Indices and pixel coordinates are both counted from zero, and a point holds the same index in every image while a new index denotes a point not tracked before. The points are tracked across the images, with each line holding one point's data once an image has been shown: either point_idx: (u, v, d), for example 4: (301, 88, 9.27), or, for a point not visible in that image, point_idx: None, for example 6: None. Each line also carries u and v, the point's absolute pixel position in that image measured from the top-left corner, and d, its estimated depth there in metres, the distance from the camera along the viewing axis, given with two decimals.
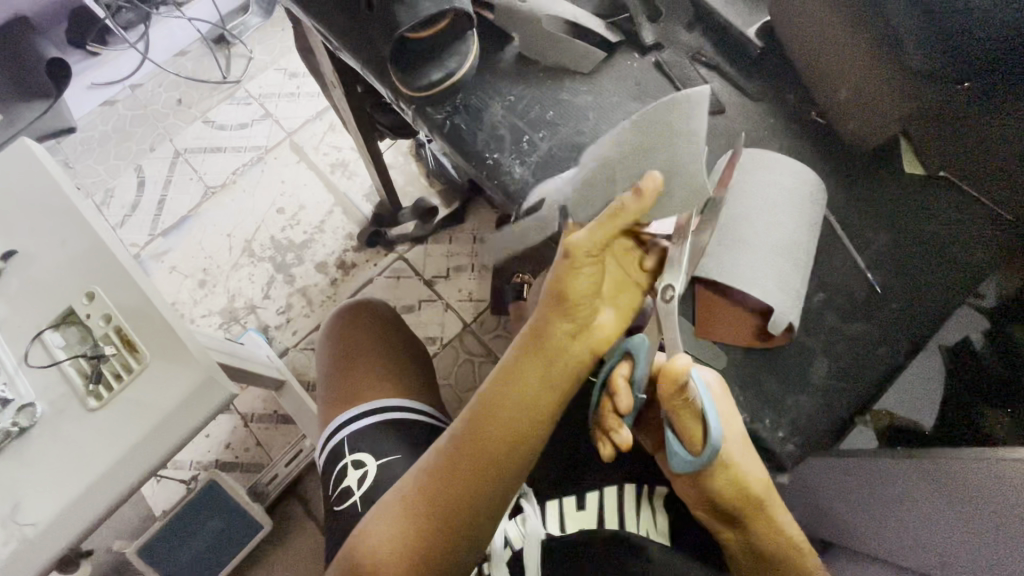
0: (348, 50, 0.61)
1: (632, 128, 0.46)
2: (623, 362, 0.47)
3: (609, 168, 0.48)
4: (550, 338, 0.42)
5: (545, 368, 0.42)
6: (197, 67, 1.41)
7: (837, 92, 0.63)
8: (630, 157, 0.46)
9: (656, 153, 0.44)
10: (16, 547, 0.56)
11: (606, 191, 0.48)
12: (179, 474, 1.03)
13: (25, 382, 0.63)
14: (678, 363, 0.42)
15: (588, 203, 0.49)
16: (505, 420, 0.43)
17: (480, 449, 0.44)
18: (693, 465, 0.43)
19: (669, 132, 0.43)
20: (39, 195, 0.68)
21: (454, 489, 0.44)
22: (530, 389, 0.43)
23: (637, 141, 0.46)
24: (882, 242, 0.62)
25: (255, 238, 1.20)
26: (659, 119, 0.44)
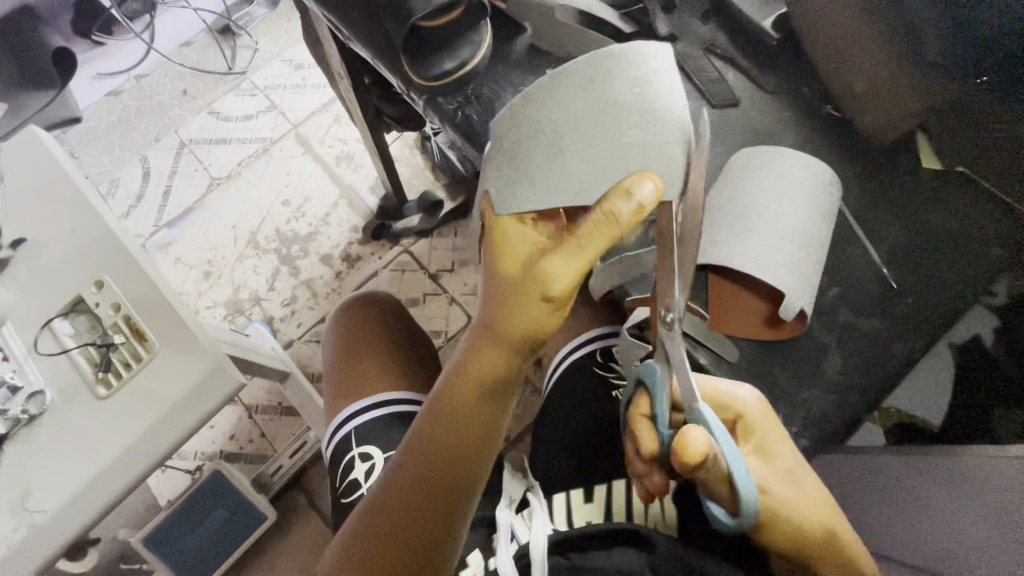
0: (359, 39, 0.61)
1: (567, 85, 0.41)
2: (643, 392, 0.45)
3: (550, 141, 0.41)
4: (473, 368, 0.44)
5: (471, 397, 0.44)
6: (203, 58, 1.40)
7: (852, 84, 0.62)
8: (582, 122, 0.40)
9: (612, 115, 0.39)
10: (26, 533, 0.56)
11: (550, 175, 0.40)
12: (184, 464, 1.04)
13: (34, 369, 0.63)
14: (689, 443, 0.35)
15: (527, 187, 0.41)
16: (431, 458, 0.44)
17: (409, 496, 0.44)
18: (730, 527, 0.38)
19: (626, 95, 0.39)
20: (47, 184, 0.67)
21: (386, 543, 0.44)
22: (453, 426, 0.44)
23: (578, 105, 0.40)
24: (895, 238, 0.62)
25: (261, 230, 1.20)
26: (605, 78, 0.40)
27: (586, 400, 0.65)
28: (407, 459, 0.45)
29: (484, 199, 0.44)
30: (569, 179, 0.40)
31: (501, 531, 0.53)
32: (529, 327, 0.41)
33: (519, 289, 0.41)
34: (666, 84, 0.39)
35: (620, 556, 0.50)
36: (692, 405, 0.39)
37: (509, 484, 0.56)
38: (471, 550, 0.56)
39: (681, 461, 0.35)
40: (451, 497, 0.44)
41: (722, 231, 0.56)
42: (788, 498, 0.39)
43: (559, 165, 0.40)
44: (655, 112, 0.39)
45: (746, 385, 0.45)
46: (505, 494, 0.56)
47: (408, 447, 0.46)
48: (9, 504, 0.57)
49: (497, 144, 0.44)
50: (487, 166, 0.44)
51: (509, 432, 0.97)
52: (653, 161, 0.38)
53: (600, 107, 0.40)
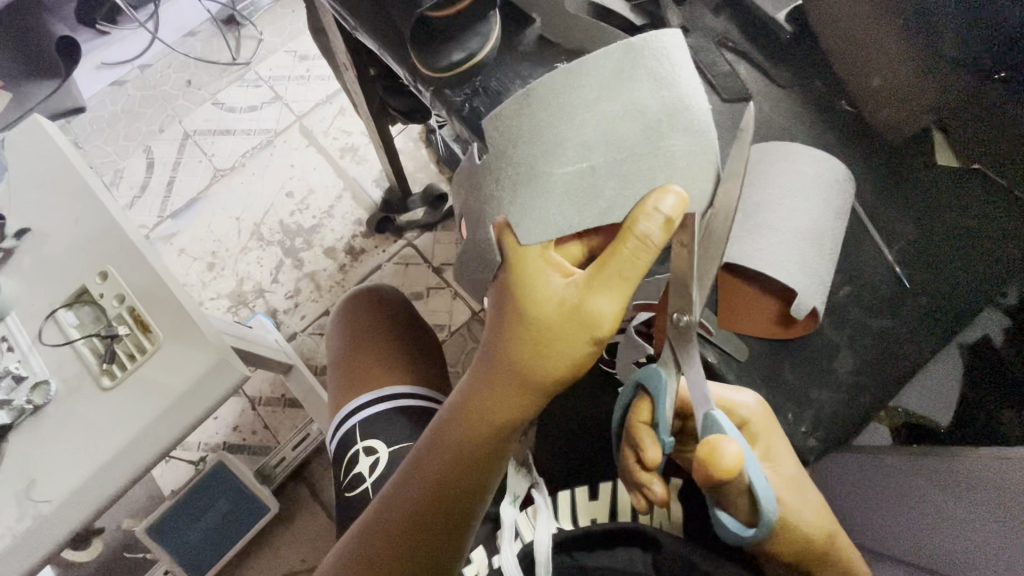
0: (365, 30, 0.60)
1: (588, 87, 0.37)
2: (642, 396, 0.43)
3: (575, 154, 0.38)
4: (482, 405, 0.41)
5: (483, 440, 0.42)
6: (207, 48, 1.39)
7: (866, 80, 0.62)
8: (600, 130, 0.37)
9: (638, 125, 0.37)
10: (31, 523, 0.56)
11: (571, 188, 0.38)
12: (187, 455, 1.04)
13: (39, 359, 0.63)
14: (725, 456, 0.34)
15: (551, 207, 0.39)
16: (435, 496, 0.43)
17: (407, 532, 0.43)
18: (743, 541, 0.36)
19: (651, 97, 0.37)
20: (52, 174, 0.67)
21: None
22: (460, 467, 0.42)
23: (601, 113, 0.37)
24: (906, 235, 0.62)
25: (265, 222, 1.19)
26: (628, 76, 0.37)
27: (588, 398, 0.65)
28: (406, 493, 0.43)
29: (501, 227, 0.40)
30: (598, 197, 0.38)
31: (505, 531, 0.51)
32: (556, 373, 0.39)
33: (555, 328, 0.38)
34: (691, 82, 0.37)
35: (623, 558, 0.51)
36: (707, 412, 0.38)
37: (513, 481, 0.52)
38: (474, 546, 0.56)
39: (717, 474, 0.34)
40: (453, 536, 0.43)
41: (732, 228, 0.55)
42: (790, 503, 0.39)
43: (587, 180, 0.38)
44: (680, 120, 0.37)
45: (747, 390, 0.45)
46: (509, 492, 0.52)
47: (407, 479, 0.44)
48: (14, 494, 0.57)
49: (507, 155, 0.40)
50: (500, 182, 0.41)
51: None
52: (681, 176, 0.37)
53: (626, 115, 0.37)
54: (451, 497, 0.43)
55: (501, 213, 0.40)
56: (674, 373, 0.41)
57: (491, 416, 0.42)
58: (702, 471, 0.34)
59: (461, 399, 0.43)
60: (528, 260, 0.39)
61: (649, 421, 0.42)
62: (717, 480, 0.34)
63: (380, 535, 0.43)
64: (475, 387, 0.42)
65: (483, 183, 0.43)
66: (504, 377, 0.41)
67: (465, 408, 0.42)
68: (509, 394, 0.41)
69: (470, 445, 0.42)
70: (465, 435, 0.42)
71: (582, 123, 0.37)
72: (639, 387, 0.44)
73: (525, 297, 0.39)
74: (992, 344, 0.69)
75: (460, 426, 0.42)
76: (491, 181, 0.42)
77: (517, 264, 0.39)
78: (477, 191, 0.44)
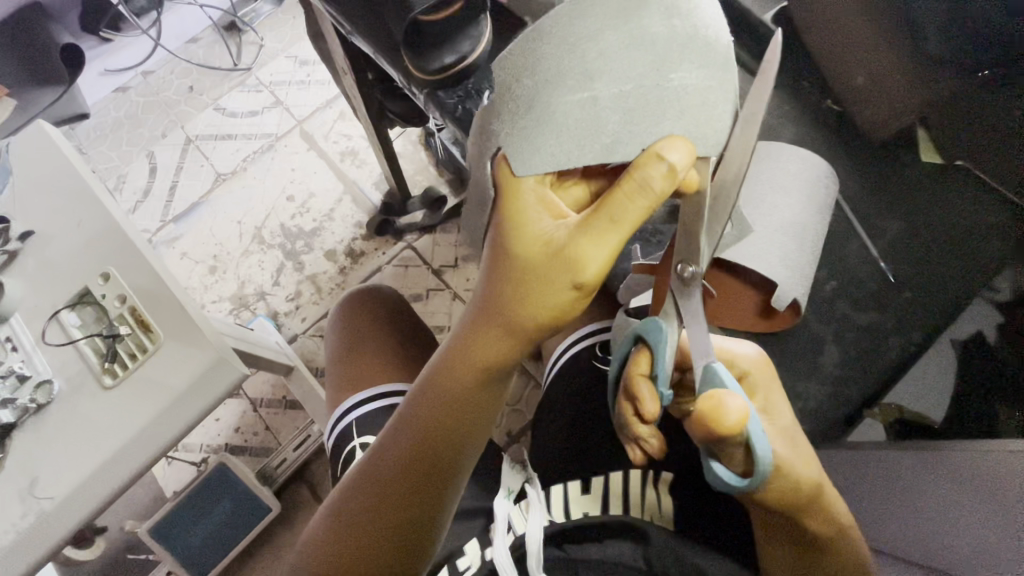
0: (361, 34, 0.62)
1: (595, 19, 0.37)
2: (641, 350, 0.42)
3: (579, 83, 0.37)
4: (471, 353, 0.42)
5: (467, 382, 0.43)
6: (209, 54, 1.41)
7: (852, 80, 0.63)
8: (608, 61, 0.36)
9: (649, 55, 0.36)
10: (34, 519, 0.57)
11: (572, 119, 0.37)
12: (190, 456, 1.05)
13: (42, 359, 0.64)
14: (727, 411, 0.33)
15: (550, 135, 0.37)
16: (424, 438, 0.45)
17: (398, 480, 0.45)
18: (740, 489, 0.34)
19: (662, 31, 0.36)
20: (56, 178, 0.69)
21: (372, 527, 0.44)
22: (445, 410, 0.44)
23: (610, 43, 0.36)
24: (894, 232, 0.63)
25: (265, 226, 1.21)
26: (637, 8, 0.36)
27: (579, 394, 0.64)
28: (395, 440, 0.45)
29: (500, 159, 0.39)
30: (600, 131, 0.36)
31: (498, 523, 0.53)
32: (544, 318, 0.39)
33: (541, 273, 0.37)
34: (705, 19, 0.36)
35: (614, 549, 0.52)
36: (707, 363, 0.38)
37: (509, 476, 0.56)
38: (468, 539, 0.57)
39: (714, 427, 0.33)
40: (441, 480, 0.45)
41: None
42: (788, 455, 0.36)
43: (590, 110, 0.36)
44: (692, 53, 0.35)
45: (749, 342, 0.43)
46: (503, 486, 0.56)
47: (398, 426, 0.46)
48: (18, 492, 0.58)
49: (509, 87, 0.40)
50: (502, 117, 0.40)
51: (510, 425, 0.98)
52: (691, 112, 0.35)
53: (635, 44, 0.36)
54: (440, 441, 0.45)
55: (498, 145, 0.40)
56: (674, 332, 0.40)
57: (477, 364, 0.43)
58: (707, 427, 0.33)
59: (450, 344, 0.44)
60: (520, 198, 0.38)
61: (648, 374, 0.41)
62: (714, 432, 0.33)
63: (371, 480, 0.45)
64: (463, 332, 0.43)
65: (486, 120, 0.42)
66: (491, 325, 0.41)
67: (453, 356, 0.43)
68: (495, 342, 0.41)
69: (458, 390, 0.44)
70: (452, 381, 0.44)
71: (587, 54, 0.37)
72: (638, 341, 0.42)
73: (516, 240, 0.38)
74: (984, 339, 0.70)
75: (448, 373, 0.44)
76: (493, 115, 0.41)
77: (511, 203, 0.38)
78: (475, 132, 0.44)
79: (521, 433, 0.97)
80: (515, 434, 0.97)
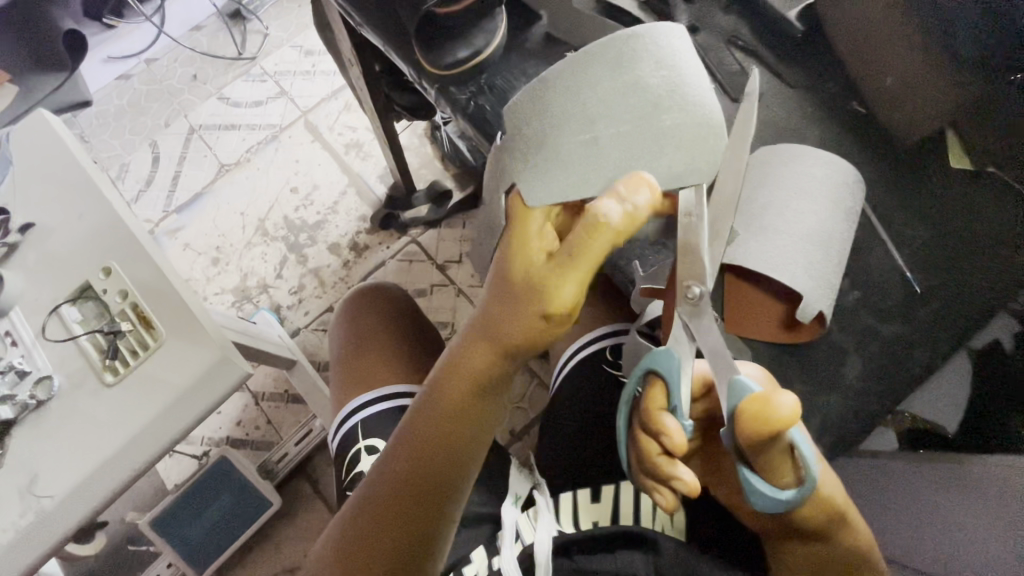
0: (370, 26, 0.60)
1: (591, 73, 0.40)
2: (656, 385, 0.41)
3: (583, 127, 0.39)
4: (467, 366, 0.41)
5: (466, 397, 0.42)
6: (213, 42, 1.39)
7: (882, 80, 0.62)
8: (606, 107, 0.39)
9: (643, 99, 0.38)
10: (34, 518, 0.56)
11: (579, 156, 0.39)
12: (191, 449, 1.04)
13: (42, 355, 0.63)
14: (784, 407, 0.32)
15: (560, 172, 0.39)
16: (423, 454, 0.42)
17: (394, 503, 0.42)
18: (784, 500, 0.35)
19: (652, 82, 0.39)
20: (57, 169, 0.67)
21: (362, 558, 0.42)
22: (439, 428, 0.42)
23: (608, 92, 0.39)
24: (916, 238, 0.62)
25: (269, 218, 1.19)
26: (627, 62, 0.39)
27: (589, 400, 0.63)
28: (394, 456, 0.43)
29: (513, 194, 0.40)
30: (602, 165, 0.39)
31: (506, 531, 0.53)
32: (530, 339, 0.38)
33: (519, 294, 0.37)
34: (687, 67, 0.39)
35: (625, 559, 0.51)
36: (731, 378, 0.37)
37: (516, 482, 0.56)
38: (475, 546, 0.56)
39: (773, 428, 0.32)
40: (436, 502, 0.42)
41: (739, 230, 0.54)
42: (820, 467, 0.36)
43: (596, 150, 0.39)
44: (679, 97, 0.39)
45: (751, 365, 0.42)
46: (510, 493, 0.56)
47: (397, 442, 0.43)
48: (17, 489, 0.57)
49: (517, 135, 0.42)
50: (513, 153, 0.41)
51: (515, 424, 0.97)
52: (683, 149, 0.38)
53: (629, 92, 0.39)
54: (439, 458, 0.42)
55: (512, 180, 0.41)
56: (688, 360, 0.40)
57: (476, 379, 0.41)
58: (757, 427, 0.33)
59: (449, 357, 0.42)
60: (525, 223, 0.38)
61: (665, 408, 0.39)
62: (765, 433, 0.33)
63: (373, 498, 0.43)
64: (462, 343, 0.42)
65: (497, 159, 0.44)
66: (485, 341, 0.40)
67: (451, 370, 0.41)
68: (488, 356, 0.40)
69: (458, 404, 0.42)
70: (451, 395, 0.42)
71: (587, 103, 0.39)
72: (650, 374, 0.42)
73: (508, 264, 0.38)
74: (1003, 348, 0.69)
75: (446, 387, 0.42)
76: (503, 153, 0.43)
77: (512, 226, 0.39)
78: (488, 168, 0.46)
79: (525, 432, 0.96)
80: (519, 432, 0.96)
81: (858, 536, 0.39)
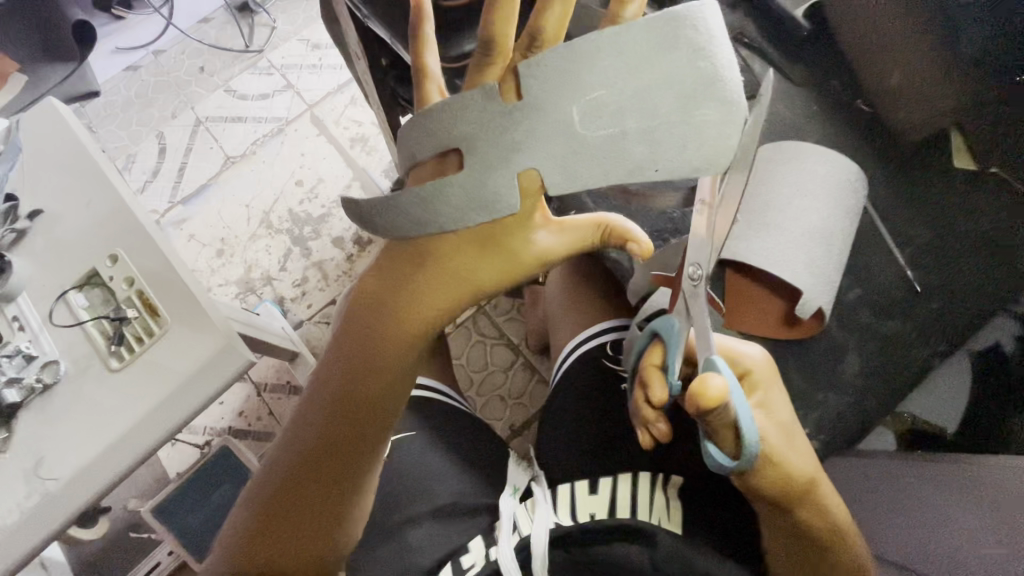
0: (377, 18, 0.61)
1: (618, 55, 0.33)
2: (657, 345, 0.43)
3: (608, 119, 0.34)
4: (410, 295, 0.42)
5: (404, 325, 0.43)
6: (221, 34, 1.40)
7: (886, 79, 0.63)
8: (633, 100, 0.34)
9: (677, 95, 0.33)
10: (39, 500, 0.57)
11: (599, 151, 0.35)
12: (193, 439, 1.05)
13: (49, 339, 0.63)
14: (710, 388, 0.32)
15: (576, 169, 0.35)
16: (358, 371, 0.44)
17: (329, 439, 0.44)
18: (726, 471, 0.35)
19: (690, 71, 0.33)
20: (66, 157, 0.68)
21: (301, 466, 0.45)
22: (372, 368, 0.44)
23: (640, 79, 0.33)
24: (917, 240, 0.62)
25: (274, 210, 1.20)
26: (662, 47, 0.33)
27: (587, 394, 0.63)
28: (334, 372, 0.45)
29: (527, 172, 0.36)
30: (625, 161, 0.34)
31: (504, 522, 0.55)
32: (492, 280, 0.41)
33: (484, 241, 0.40)
34: (727, 53, 0.34)
35: (619, 551, 0.52)
36: (707, 356, 0.37)
37: (514, 477, 0.61)
38: (473, 536, 0.56)
39: (697, 406, 0.32)
40: (370, 421, 0.45)
41: (741, 226, 0.55)
42: (780, 444, 0.37)
43: (619, 146, 0.34)
44: (717, 90, 0.33)
45: (751, 342, 0.42)
46: (508, 486, 0.59)
47: (337, 357, 0.45)
48: (23, 472, 0.58)
49: (523, 112, 0.35)
50: (517, 137, 0.35)
51: (515, 419, 0.97)
52: (714, 148, 0.34)
53: (660, 85, 0.33)
54: (374, 376, 0.44)
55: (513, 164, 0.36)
56: (685, 327, 0.40)
57: (417, 308, 0.42)
58: (689, 403, 0.33)
59: (387, 281, 0.43)
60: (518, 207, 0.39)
61: (660, 365, 0.41)
62: (699, 412, 0.33)
63: (313, 409, 0.45)
64: (401, 270, 0.42)
65: (489, 131, 0.36)
66: (428, 270, 0.41)
67: (392, 297, 0.43)
68: (430, 287, 0.41)
69: (393, 328, 0.43)
70: (387, 320, 0.43)
71: (611, 94, 0.34)
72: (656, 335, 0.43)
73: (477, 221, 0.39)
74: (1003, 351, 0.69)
75: (383, 313, 0.43)
76: (501, 128, 0.36)
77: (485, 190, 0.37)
78: (461, 118, 0.37)
79: (525, 427, 0.96)
80: (519, 427, 0.97)
81: (819, 514, 0.39)
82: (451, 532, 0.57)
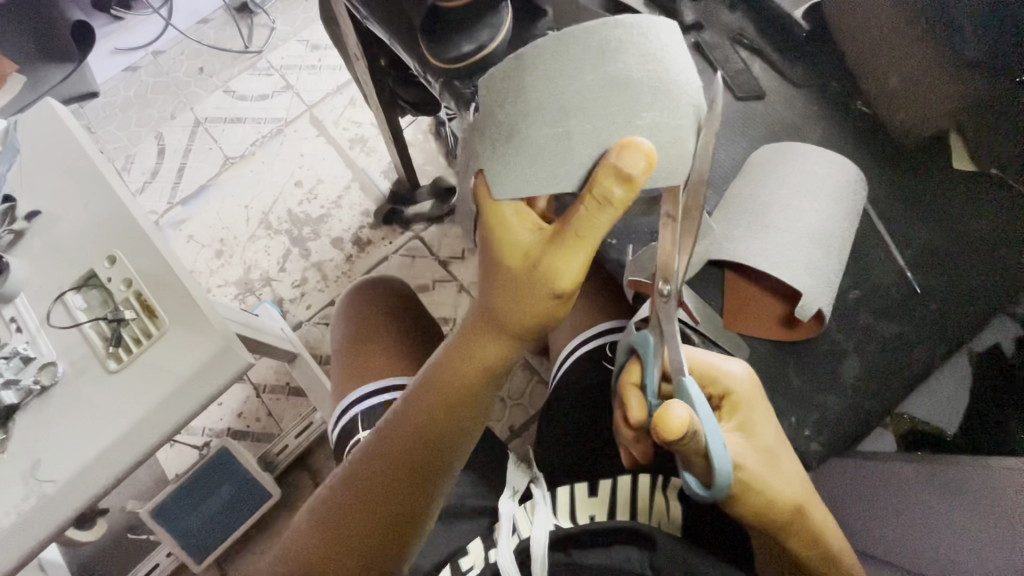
0: (376, 19, 0.61)
1: (570, 56, 0.35)
2: (634, 361, 0.44)
3: (554, 118, 0.35)
4: (476, 348, 0.42)
5: (469, 376, 0.43)
6: (220, 35, 1.39)
7: (886, 82, 0.63)
8: (581, 100, 0.35)
9: (625, 97, 0.34)
10: (36, 502, 0.57)
11: (547, 151, 0.36)
12: (192, 440, 1.05)
13: (46, 341, 0.63)
14: (672, 419, 0.32)
15: (526, 171, 0.36)
16: (426, 421, 0.44)
17: (388, 473, 0.44)
18: (703, 499, 0.36)
19: (638, 75, 0.34)
20: (64, 158, 0.68)
21: (356, 516, 0.43)
22: (438, 415, 0.44)
23: (588, 78, 0.34)
24: (915, 241, 0.62)
25: (273, 211, 1.20)
26: (613, 49, 0.34)
27: (585, 397, 0.63)
28: (399, 424, 0.45)
29: (478, 178, 0.39)
30: (573, 163, 0.35)
31: (503, 523, 0.53)
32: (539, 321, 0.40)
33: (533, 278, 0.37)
34: (679, 62, 0.35)
35: (620, 555, 0.50)
36: (681, 378, 0.38)
37: (514, 477, 0.59)
38: (471, 539, 0.56)
39: (662, 438, 0.32)
40: (431, 471, 0.44)
41: (739, 228, 0.55)
42: (760, 470, 0.36)
43: (565, 146, 0.35)
44: (666, 97, 0.34)
45: (736, 359, 0.42)
46: (508, 487, 0.57)
47: (404, 408, 0.45)
48: (20, 474, 0.58)
49: (489, 114, 0.38)
50: (481, 145, 0.39)
51: (514, 421, 0.97)
52: (661, 152, 0.34)
53: (608, 85, 0.34)
54: (442, 427, 0.44)
55: (477, 167, 0.39)
56: (659, 343, 0.41)
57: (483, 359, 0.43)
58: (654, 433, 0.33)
59: (457, 338, 0.44)
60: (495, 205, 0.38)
61: (639, 383, 0.42)
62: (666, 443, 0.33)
63: (375, 460, 0.44)
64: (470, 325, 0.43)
65: (470, 144, 0.41)
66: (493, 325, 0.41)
67: (459, 351, 0.43)
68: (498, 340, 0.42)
69: (461, 381, 0.43)
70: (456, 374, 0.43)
71: (559, 93, 0.35)
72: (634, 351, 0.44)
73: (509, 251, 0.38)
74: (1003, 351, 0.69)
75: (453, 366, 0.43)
76: (474, 139, 0.40)
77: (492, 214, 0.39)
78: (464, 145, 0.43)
79: (525, 428, 0.96)
80: (518, 428, 0.97)
81: (805, 541, 0.38)
82: (450, 532, 0.57)
